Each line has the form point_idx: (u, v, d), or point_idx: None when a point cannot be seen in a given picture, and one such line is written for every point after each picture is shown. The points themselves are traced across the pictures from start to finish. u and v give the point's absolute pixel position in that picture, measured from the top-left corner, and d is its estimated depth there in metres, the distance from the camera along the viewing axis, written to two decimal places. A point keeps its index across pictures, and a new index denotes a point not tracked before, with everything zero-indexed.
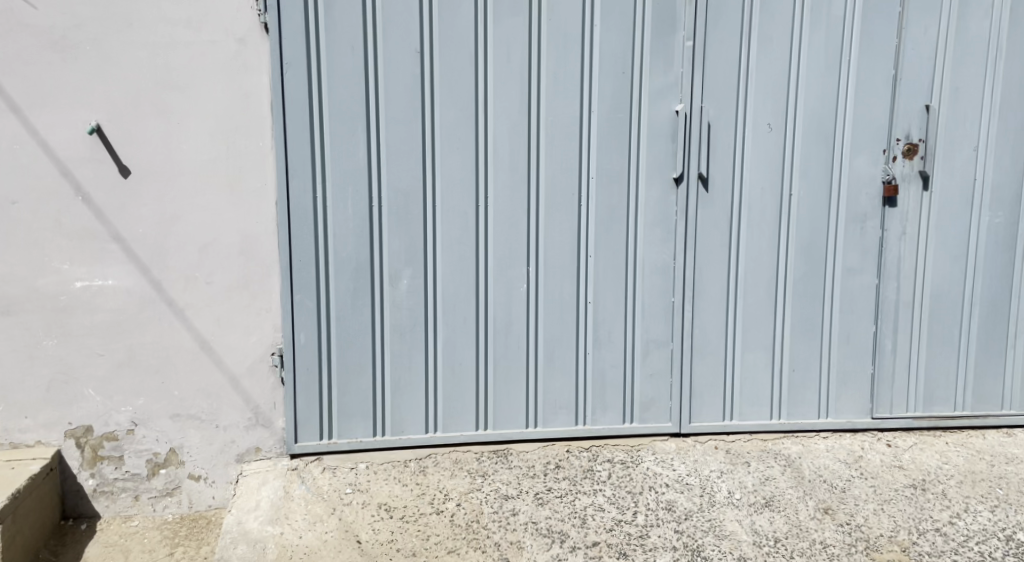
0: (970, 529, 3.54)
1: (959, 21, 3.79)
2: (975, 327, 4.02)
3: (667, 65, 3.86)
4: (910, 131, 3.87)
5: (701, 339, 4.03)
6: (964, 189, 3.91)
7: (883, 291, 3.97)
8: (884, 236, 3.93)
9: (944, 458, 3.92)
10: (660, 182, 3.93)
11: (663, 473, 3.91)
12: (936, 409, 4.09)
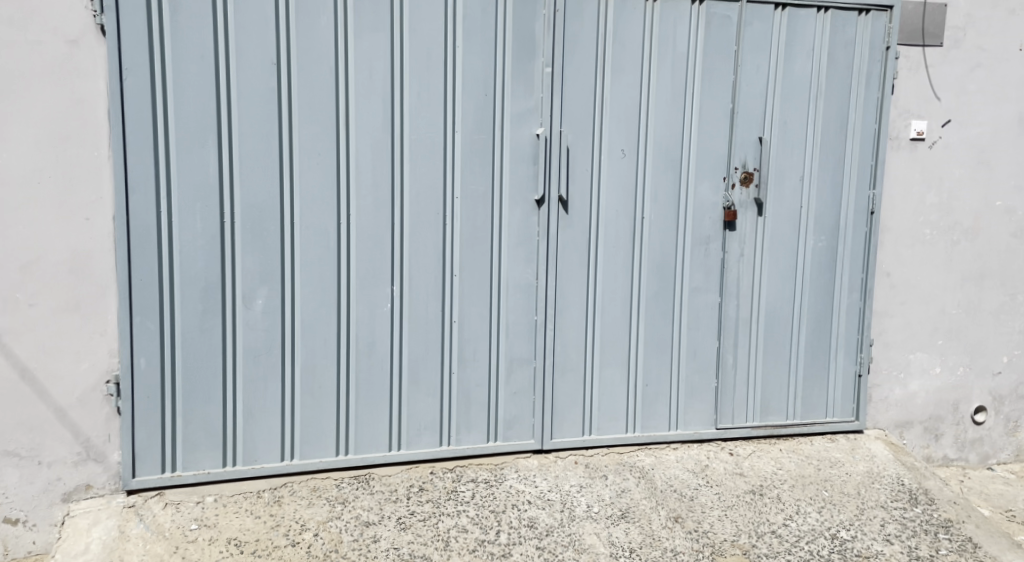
0: (802, 529, 3.83)
1: (785, 61, 4.16)
2: (803, 342, 4.38)
3: (527, 90, 3.98)
4: (746, 161, 4.20)
5: (562, 357, 4.16)
6: (792, 216, 4.28)
7: (724, 309, 4.27)
8: (725, 258, 4.24)
9: (778, 464, 4.24)
10: (523, 204, 4.03)
11: (525, 490, 3.97)
12: (771, 418, 4.43)
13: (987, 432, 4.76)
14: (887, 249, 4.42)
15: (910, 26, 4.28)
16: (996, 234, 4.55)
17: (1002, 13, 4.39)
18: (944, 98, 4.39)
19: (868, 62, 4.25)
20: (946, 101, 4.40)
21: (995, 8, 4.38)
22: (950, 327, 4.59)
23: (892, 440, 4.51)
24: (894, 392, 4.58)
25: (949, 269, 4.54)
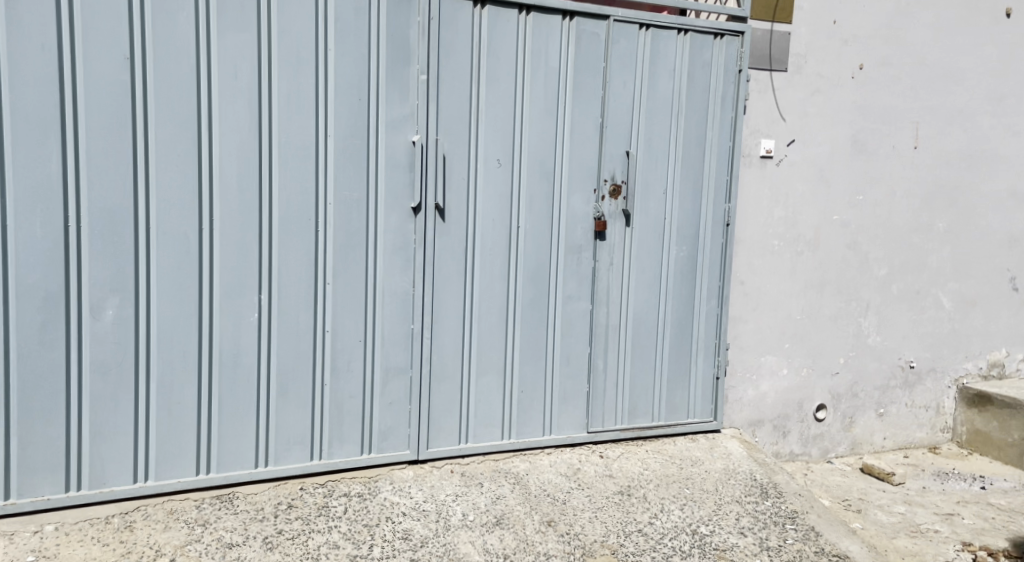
0: (666, 527, 3.99)
1: (650, 78, 4.36)
2: (667, 347, 4.59)
3: (401, 97, 3.94)
4: (614, 173, 4.36)
5: (439, 365, 4.16)
6: (658, 226, 4.48)
7: (596, 316, 4.42)
8: (596, 267, 4.38)
9: (644, 465, 4.42)
10: (398, 211, 3.99)
11: (400, 502, 3.89)
12: (638, 421, 4.60)
13: (827, 427, 5.20)
14: (740, 259, 4.75)
15: (758, 51, 4.60)
16: (833, 246, 4.98)
17: (836, 44, 4.82)
18: (788, 119, 4.76)
19: (724, 83, 4.52)
20: (790, 122, 4.77)
21: (830, 38, 4.80)
22: (795, 331, 4.97)
23: (745, 438, 4.82)
24: (747, 393, 4.94)
25: (794, 277, 4.92)
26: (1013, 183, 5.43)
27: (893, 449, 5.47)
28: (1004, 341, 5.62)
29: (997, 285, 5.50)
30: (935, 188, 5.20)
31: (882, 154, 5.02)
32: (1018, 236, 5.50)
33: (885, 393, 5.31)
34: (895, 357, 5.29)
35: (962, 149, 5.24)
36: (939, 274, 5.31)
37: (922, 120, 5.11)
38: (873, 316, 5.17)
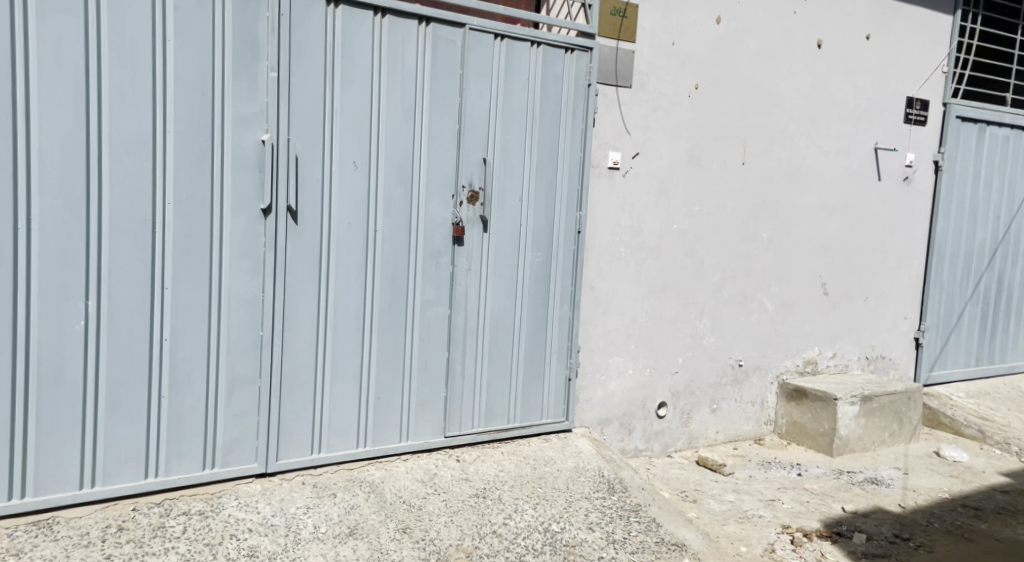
0: (519, 527, 4.09)
1: (504, 88, 4.46)
2: (523, 350, 4.71)
3: (250, 94, 3.77)
4: (472, 180, 4.42)
5: (290, 373, 4.02)
6: (513, 233, 4.58)
7: (454, 321, 4.46)
8: (454, 272, 4.43)
9: (499, 467, 4.49)
10: (247, 213, 3.82)
11: (245, 518, 3.72)
12: (494, 423, 4.67)
13: (667, 424, 5.54)
14: (590, 265, 5.00)
15: (605, 68, 4.88)
16: (673, 253, 5.36)
17: (675, 64, 5.19)
18: (633, 133, 5.06)
19: (574, 96, 4.70)
20: (635, 136, 5.08)
21: (670, 58, 5.17)
22: (639, 333, 5.29)
23: (594, 436, 5.05)
24: (596, 393, 5.15)
25: (639, 282, 5.25)
26: (824, 198, 6.08)
27: (724, 442, 5.91)
28: (817, 340, 6.24)
29: (810, 289, 6.12)
30: (759, 201, 5.71)
31: (714, 168, 5.45)
32: (828, 245, 6.16)
33: (717, 390, 5.74)
34: (725, 356, 5.75)
35: (782, 165, 5.79)
36: (763, 279, 5.84)
37: (748, 139, 5.60)
38: (707, 319, 5.59)
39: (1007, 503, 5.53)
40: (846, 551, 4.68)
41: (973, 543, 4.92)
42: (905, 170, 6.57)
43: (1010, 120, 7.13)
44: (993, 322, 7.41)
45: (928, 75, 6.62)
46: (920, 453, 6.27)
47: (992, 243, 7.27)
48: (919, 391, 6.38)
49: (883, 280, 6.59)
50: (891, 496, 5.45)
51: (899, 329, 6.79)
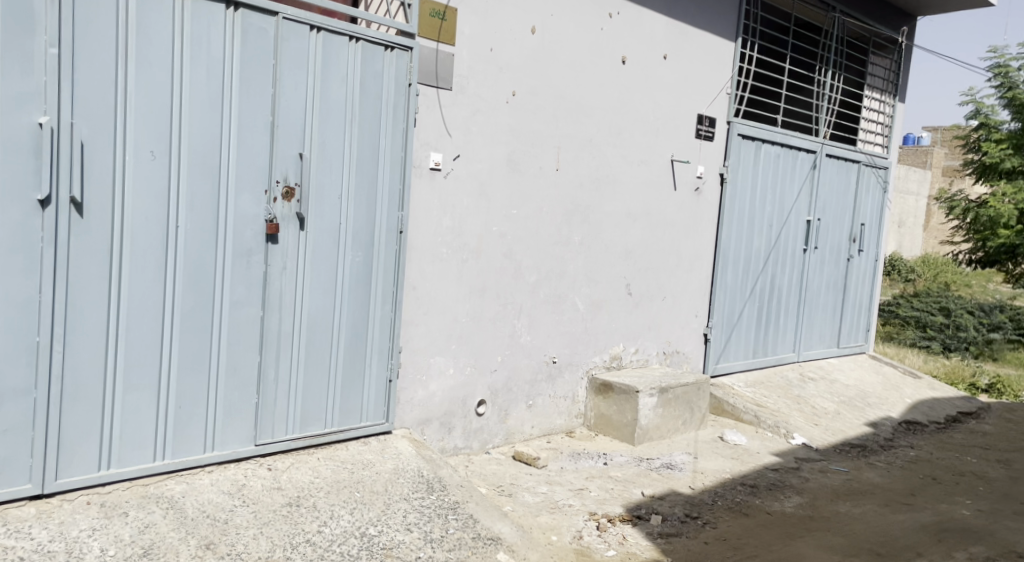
0: (334, 534, 3.98)
1: (321, 82, 4.41)
2: (341, 350, 4.69)
3: (23, 72, 3.47)
4: (286, 176, 4.33)
5: (74, 381, 3.71)
6: (331, 231, 4.54)
7: (267, 323, 4.34)
8: (267, 271, 4.31)
9: (314, 473, 4.36)
10: (20, 204, 3.50)
11: (16, 546, 3.34)
12: (309, 429, 4.57)
13: (486, 421, 5.78)
14: (412, 265, 5.15)
15: (426, 68, 5.03)
16: (492, 254, 5.65)
17: (493, 70, 5.48)
18: (454, 135, 5.27)
19: (393, 95, 4.75)
20: (455, 139, 5.29)
21: (488, 64, 5.44)
22: (460, 332, 5.51)
23: (414, 437, 5.12)
24: (417, 393, 5.27)
25: (459, 283, 5.46)
26: (629, 204, 6.67)
27: (539, 436, 6.24)
28: (622, 337, 6.83)
29: (616, 290, 6.70)
30: (572, 207, 6.19)
31: (530, 173, 5.81)
32: (632, 249, 6.78)
33: (533, 386, 6.09)
34: (540, 354, 6.11)
35: (591, 173, 6.30)
36: (575, 280, 6.32)
37: (561, 146, 6.04)
38: (524, 318, 5.94)
39: (777, 480, 6.24)
40: (644, 532, 5.09)
41: (749, 517, 5.50)
42: (696, 181, 7.33)
43: (782, 140, 8.18)
44: (768, 320, 8.49)
45: (715, 95, 7.39)
46: (707, 438, 6.87)
47: (765, 248, 8.27)
48: (707, 381, 6.98)
49: (678, 281, 7.34)
50: (682, 479, 5.94)
51: (691, 326, 7.58)
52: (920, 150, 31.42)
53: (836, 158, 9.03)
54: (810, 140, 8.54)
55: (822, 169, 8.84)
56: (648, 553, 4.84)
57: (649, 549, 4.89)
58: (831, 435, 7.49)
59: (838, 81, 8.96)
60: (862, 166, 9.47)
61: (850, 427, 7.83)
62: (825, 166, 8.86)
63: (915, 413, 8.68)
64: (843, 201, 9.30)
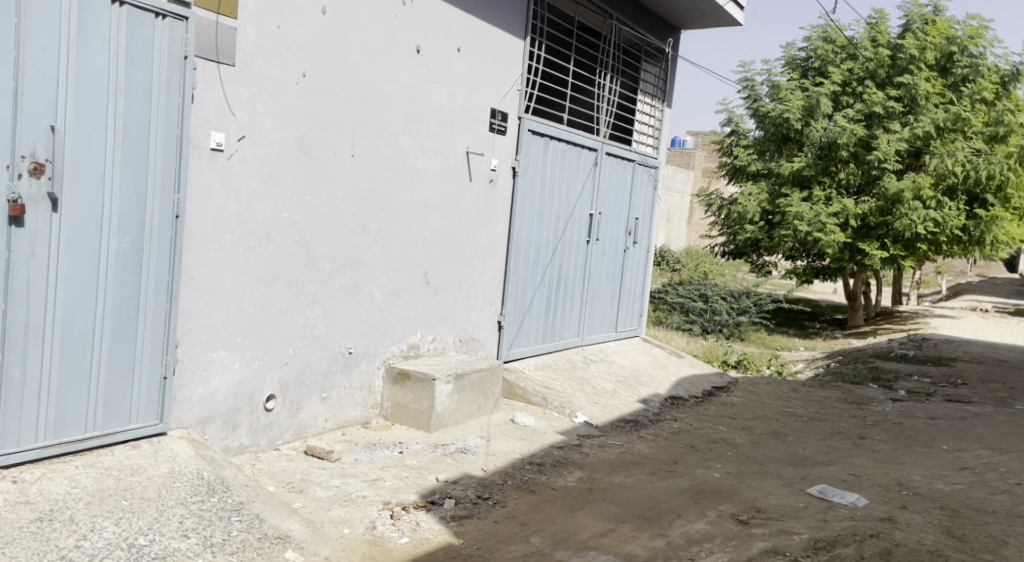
0: (96, 547, 3.61)
1: (77, 47, 3.99)
2: (106, 345, 4.28)
3: None
4: (35, 151, 3.89)
5: None
6: (91, 213, 4.14)
7: (9, 315, 3.88)
8: (10, 257, 3.85)
9: (72, 483, 3.93)
10: None
11: None
12: (66, 434, 4.13)
13: (275, 417, 5.52)
14: (191, 253, 4.78)
15: (205, 41, 4.68)
16: (283, 241, 5.41)
17: (281, 49, 5.22)
18: (237, 114, 4.96)
19: (166, 66, 4.40)
20: (239, 118, 4.98)
21: (275, 42, 5.17)
22: (247, 325, 5.22)
23: (193, 437, 4.78)
24: (197, 390, 4.92)
25: (246, 273, 5.18)
26: (425, 193, 6.70)
27: (332, 429, 6.08)
28: (418, 326, 6.86)
29: (414, 279, 6.74)
30: (368, 194, 6.09)
31: (324, 158, 5.64)
32: (429, 239, 6.83)
33: (327, 378, 5.94)
34: (336, 344, 5.99)
35: (387, 161, 6.24)
36: (372, 270, 6.25)
37: (356, 132, 5.90)
38: (318, 308, 5.77)
39: (561, 457, 6.53)
40: (437, 517, 5.14)
41: (536, 494, 5.72)
42: (490, 173, 7.48)
43: (568, 136, 8.54)
44: (556, 307, 8.86)
45: (507, 91, 7.54)
46: (499, 421, 7.03)
47: (553, 239, 8.60)
48: (500, 367, 7.19)
49: (473, 270, 7.47)
50: (475, 462, 6.05)
51: (486, 314, 7.75)
52: (682, 153, 34.27)
53: (615, 156, 9.58)
54: (592, 138, 8.98)
55: (602, 166, 9.33)
56: (440, 537, 4.89)
57: (442, 533, 4.95)
58: (609, 412, 7.98)
59: (615, 84, 9.49)
60: (636, 165, 10.13)
61: (626, 404, 8.38)
62: (605, 164, 9.36)
63: (678, 389, 9.48)
64: (621, 196, 9.88)
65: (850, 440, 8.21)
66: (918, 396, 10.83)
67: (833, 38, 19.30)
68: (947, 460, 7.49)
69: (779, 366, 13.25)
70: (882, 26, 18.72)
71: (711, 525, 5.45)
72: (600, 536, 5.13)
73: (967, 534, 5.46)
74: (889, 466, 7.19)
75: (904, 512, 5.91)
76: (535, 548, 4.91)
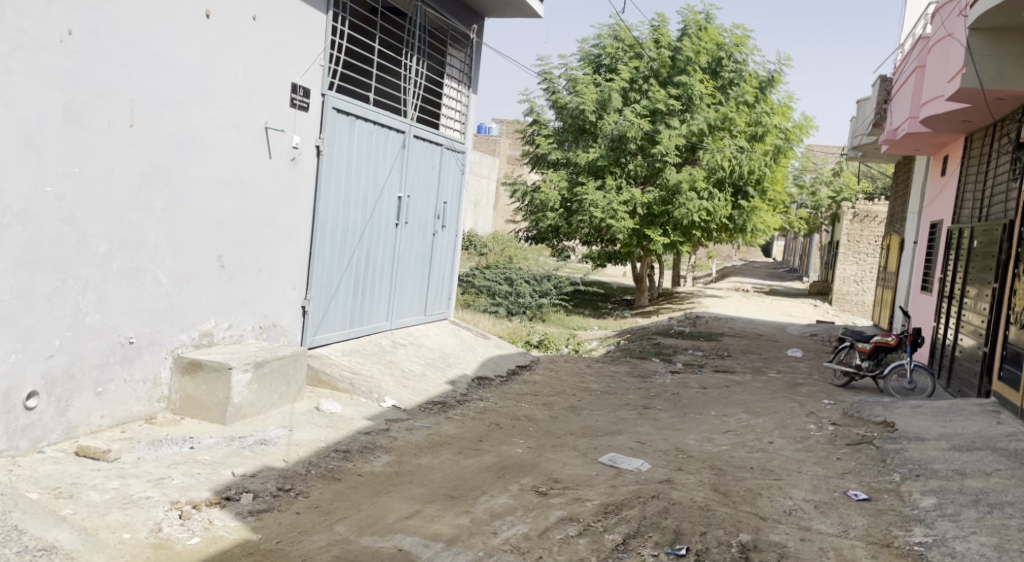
0: None
1: None
2: None
3: None
4: None
5: None
6: None
7: None
8: None
9: None
10: None
11: None
12: None
13: (38, 416, 4.97)
14: None
15: None
16: (46, 219, 4.86)
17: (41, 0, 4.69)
18: None
19: None
20: None
21: None
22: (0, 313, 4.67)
23: None
24: None
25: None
26: (219, 169, 6.27)
27: (110, 427, 5.55)
28: (212, 312, 6.42)
29: (207, 262, 6.29)
30: (150, 168, 5.59)
31: (96, 127, 5.10)
32: (223, 218, 6.40)
33: (103, 371, 5.42)
34: (114, 334, 5.48)
35: (173, 133, 5.75)
36: (156, 252, 5.76)
37: (135, 100, 5.39)
38: (91, 294, 5.24)
39: (368, 442, 6.38)
40: (232, 513, 4.85)
41: (340, 482, 5.54)
42: (292, 151, 7.13)
43: (374, 117, 8.30)
44: (364, 291, 8.64)
45: (308, 66, 7.20)
46: (303, 410, 6.74)
47: (360, 222, 8.37)
48: (303, 353, 6.89)
49: (274, 253, 7.10)
50: (276, 454, 5.76)
51: (289, 299, 7.40)
52: (488, 140, 34.68)
53: (422, 138, 9.48)
54: (399, 120, 8.83)
55: (410, 149, 9.20)
56: (235, 533, 4.62)
57: (238, 529, 4.68)
58: (417, 395, 7.91)
59: (421, 66, 9.37)
60: (443, 149, 10.09)
61: (433, 386, 8.35)
62: (413, 146, 9.24)
63: (484, 369, 9.60)
64: (429, 180, 9.80)
65: (636, 410, 8.71)
66: (692, 368, 11.77)
67: (622, 38, 20.32)
68: (714, 424, 8.15)
69: (575, 344, 13.80)
70: (664, 29, 19.99)
71: (513, 498, 5.55)
72: (405, 519, 5.06)
73: (731, 490, 5.98)
74: (667, 433, 7.71)
75: (680, 473, 6.36)
76: (340, 536, 4.76)
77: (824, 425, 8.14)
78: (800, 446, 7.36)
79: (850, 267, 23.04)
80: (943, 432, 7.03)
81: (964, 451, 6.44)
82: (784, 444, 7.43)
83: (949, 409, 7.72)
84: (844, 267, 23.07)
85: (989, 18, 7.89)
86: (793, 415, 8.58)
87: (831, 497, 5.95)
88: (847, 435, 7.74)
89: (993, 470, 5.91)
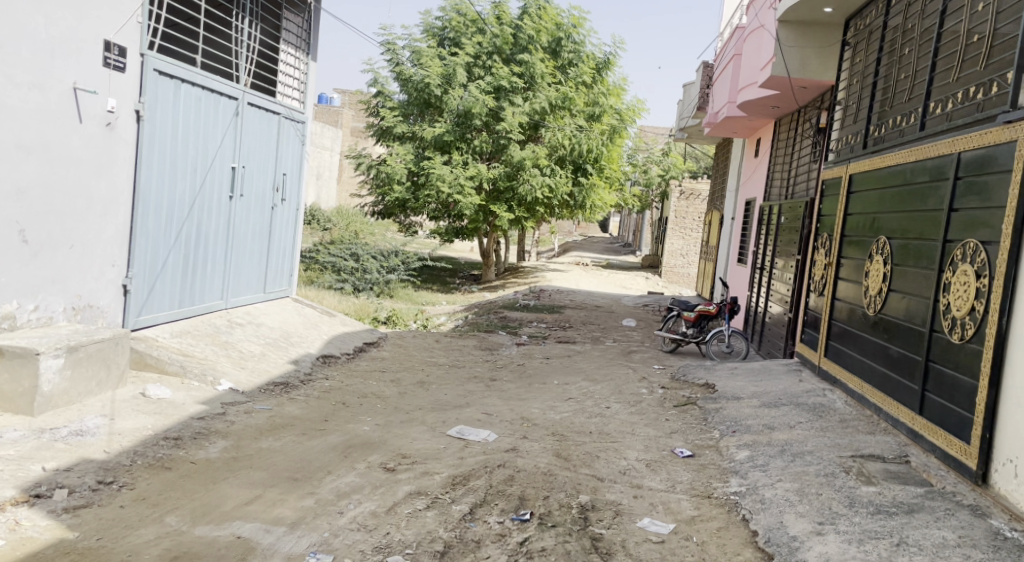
0: None
1: None
2: None
3: None
4: None
5: None
6: None
7: None
8: None
9: None
10: None
11: None
12: None
13: None
14: None
15: None
16: None
17: None
18: None
19: None
20: None
21: None
22: None
23: None
24: None
25: None
26: (18, 133, 5.71)
27: None
28: (13, 293, 5.86)
29: (5, 237, 5.73)
30: None
31: None
32: (25, 188, 5.85)
33: None
34: None
35: None
36: None
37: None
38: None
39: (202, 428, 6.05)
40: (43, 511, 4.48)
41: (170, 471, 5.22)
42: (107, 115, 6.58)
43: (201, 81, 7.78)
44: (194, 268, 8.15)
45: (124, 22, 6.63)
46: (126, 396, 6.28)
47: (189, 195, 7.87)
48: (125, 335, 6.41)
49: (88, 227, 6.54)
50: (94, 445, 5.35)
51: (107, 277, 6.85)
52: (330, 110, 33.46)
53: (257, 107, 9.02)
54: (230, 85, 8.34)
55: (244, 117, 8.74)
56: (47, 534, 4.28)
57: (50, 528, 4.33)
58: (256, 376, 7.60)
59: (255, 30, 8.87)
60: (280, 118, 9.67)
61: (275, 365, 8.06)
62: (247, 114, 8.78)
63: (329, 347, 9.36)
64: (265, 151, 9.35)
65: (483, 383, 8.79)
66: (536, 339, 12.05)
67: (465, 12, 20.22)
68: (556, 392, 8.38)
69: (423, 319, 13.75)
70: (505, 6, 20.07)
71: (360, 476, 5.45)
72: (244, 505, 4.85)
73: (571, 454, 6.17)
74: (512, 403, 7.85)
75: (524, 441, 6.49)
76: (170, 527, 4.50)
77: (654, 389, 8.56)
78: (633, 409, 7.70)
79: (677, 242, 24.30)
80: (755, 390, 7.55)
81: (772, 407, 6.95)
82: (619, 408, 7.75)
83: (760, 370, 8.31)
84: (671, 241, 24.29)
85: (795, 12, 8.47)
86: (628, 381, 8.96)
87: (660, 456, 6.26)
88: (673, 398, 8.18)
89: (796, 423, 6.42)
